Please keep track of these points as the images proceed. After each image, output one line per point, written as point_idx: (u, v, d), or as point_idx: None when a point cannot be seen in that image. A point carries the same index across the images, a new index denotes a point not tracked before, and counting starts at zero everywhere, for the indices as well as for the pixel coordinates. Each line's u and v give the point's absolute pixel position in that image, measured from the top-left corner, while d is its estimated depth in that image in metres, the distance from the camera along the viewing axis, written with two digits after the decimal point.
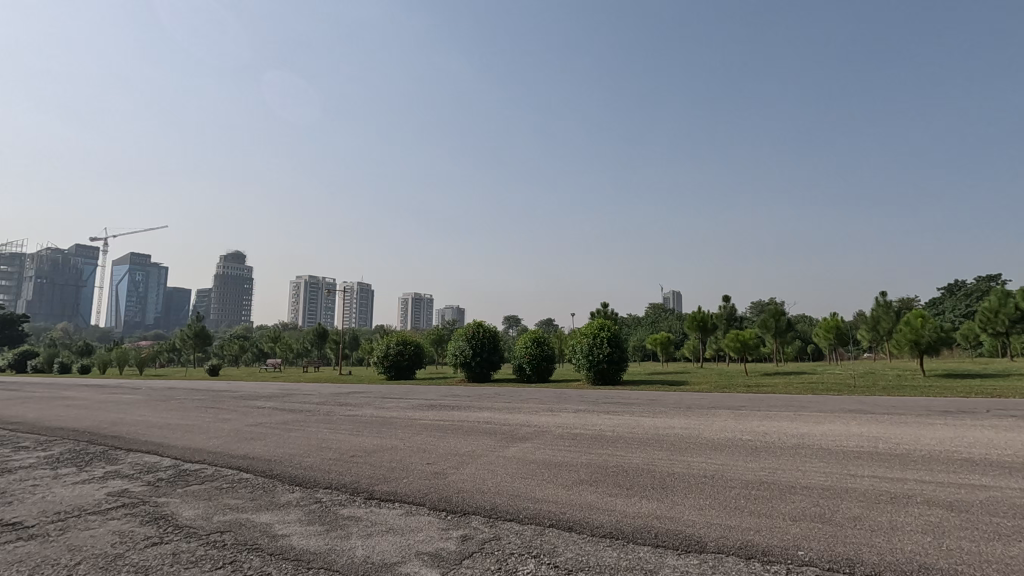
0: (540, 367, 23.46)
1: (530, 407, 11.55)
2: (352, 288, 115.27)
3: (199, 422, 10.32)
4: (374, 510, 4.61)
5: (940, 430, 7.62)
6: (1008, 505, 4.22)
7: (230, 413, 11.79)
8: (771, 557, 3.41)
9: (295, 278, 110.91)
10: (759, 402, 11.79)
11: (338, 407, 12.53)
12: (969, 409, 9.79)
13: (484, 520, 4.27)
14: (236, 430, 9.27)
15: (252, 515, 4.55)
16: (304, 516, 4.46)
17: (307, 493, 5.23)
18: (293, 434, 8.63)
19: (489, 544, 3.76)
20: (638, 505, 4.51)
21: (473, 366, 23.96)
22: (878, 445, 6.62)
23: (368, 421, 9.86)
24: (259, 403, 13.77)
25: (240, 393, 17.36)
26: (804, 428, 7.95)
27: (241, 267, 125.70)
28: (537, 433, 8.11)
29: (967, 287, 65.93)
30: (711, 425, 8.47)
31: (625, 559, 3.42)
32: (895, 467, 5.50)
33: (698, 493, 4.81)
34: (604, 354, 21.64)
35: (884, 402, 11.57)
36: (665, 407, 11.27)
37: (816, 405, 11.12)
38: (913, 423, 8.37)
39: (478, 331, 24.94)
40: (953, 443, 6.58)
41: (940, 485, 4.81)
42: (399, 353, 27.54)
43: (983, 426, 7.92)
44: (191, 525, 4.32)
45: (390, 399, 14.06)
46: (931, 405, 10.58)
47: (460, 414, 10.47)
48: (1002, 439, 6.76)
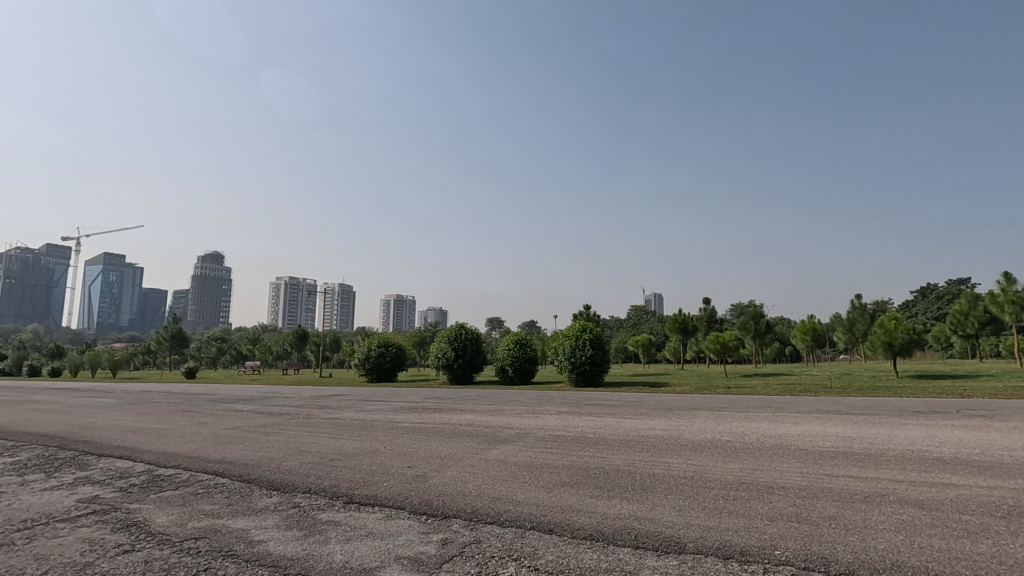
0: (523, 369, 23.50)
1: (512, 409, 11.57)
2: (333, 289, 114.57)
3: (175, 426, 10.11)
4: (353, 515, 4.55)
5: (913, 430, 7.81)
6: (977, 504, 4.32)
7: (207, 416, 11.61)
8: (749, 557, 3.45)
9: (275, 280, 109.65)
10: (739, 403, 11.96)
11: (319, 409, 12.38)
12: (941, 409, 10.07)
13: (465, 523, 4.26)
14: (213, 434, 9.10)
15: (228, 521, 4.47)
16: (282, 521, 4.39)
17: (286, 497, 5.15)
18: (272, 438, 8.51)
19: (469, 547, 3.74)
20: (619, 506, 4.54)
21: (455, 368, 23.90)
22: (853, 445, 6.76)
23: (349, 424, 9.76)
24: (237, 406, 13.54)
25: (217, 396, 17.10)
26: (782, 429, 8.08)
27: (220, 268, 123.82)
28: (519, 435, 8.10)
29: (938, 290, 67.74)
30: (690, 426, 8.57)
31: (606, 561, 3.44)
32: (869, 467, 5.61)
33: (678, 494, 4.85)
34: (587, 355, 21.74)
35: (857, 402, 11.87)
36: (647, 408, 11.37)
37: (795, 406, 11.31)
38: (887, 423, 8.57)
39: (460, 333, 24.86)
40: (926, 443, 6.74)
41: (912, 484, 4.92)
42: (381, 355, 27.30)
43: (953, 426, 8.14)
44: (164, 532, 4.23)
45: (371, 402, 14.00)
46: (904, 406, 10.85)
47: (442, 416, 10.46)
48: (971, 439, 6.96)
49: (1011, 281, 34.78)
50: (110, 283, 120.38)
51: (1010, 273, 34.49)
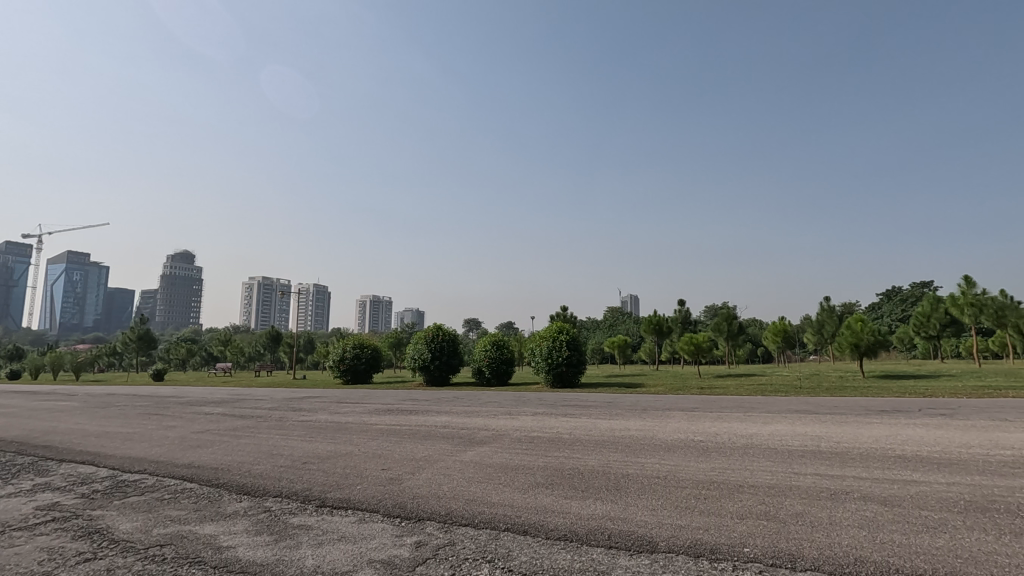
0: (499, 371, 23.48)
1: (488, 411, 11.54)
2: (309, 289, 113.30)
3: (140, 430, 9.82)
4: (326, 518, 4.50)
5: (878, 429, 8.05)
6: (936, 499, 4.49)
7: (176, 419, 11.33)
8: (719, 555, 3.51)
9: (248, 280, 107.59)
10: (712, 404, 12.16)
11: (292, 412, 12.16)
12: (904, 409, 10.39)
13: (439, 525, 4.25)
14: (181, 437, 8.89)
15: (195, 526, 4.36)
16: (251, 527, 4.31)
17: (256, 502, 5.06)
18: (243, 441, 8.33)
19: (443, 549, 3.72)
20: (593, 506, 4.58)
21: (431, 370, 23.69)
22: (821, 443, 6.93)
23: (322, 427, 9.61)
24: (207, 409, 13.22)
25: (186, 399, 16.76)
26: (753, 429, 8.24)
27: (191, 268, 120.62)
28: (495, 436, 8.10)
29: (902, 292, 69.90)
30: (663, 426, 8.68)
31: (580, 561, 3.46)
32: (836, 465, 5.75)
33: (651, 494, 4.90)
34: (563, 357, 21.84)
35: (824, 402, 12.17)
36: (622, 409, 11.50)
37: (766, 406, 11.55)
38: (853, 422, 8.81)
39: (436, 335, 24.72)
40: (889, 441, 6.95)
41: (875, 481, 5.08)
42: (357, 356, 26.98)
43: (916, 424, 8.42)
44: (128, 539, 4.11)
45: (346, 404, 13.85)
46: (870, 405, 11.17)
47: (417, 418, 10.39)
48: (933, 437, 7.20)
49: (970, 283, 36.19)
50: (73, 283, 116.26)
51: (969, 276, 35.90)
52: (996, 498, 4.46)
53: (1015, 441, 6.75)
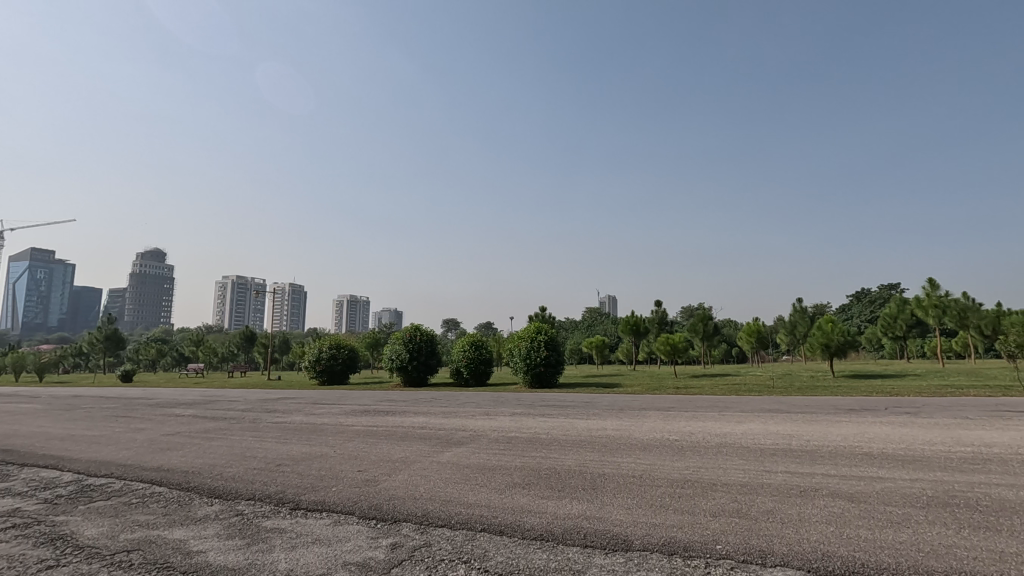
0: (477, 371, 23.44)
1: (466, 411, 11.51)
2: (284, 289, 111.64)
3: (108, 432, 9.55)
4: (300, 521, 4.44)
5: (847, 427, 8.25)
6: (900, 495, 4.63)
7: (145, 421, 11.04)
8: (692, 552, 3.57)
9: (221, 279, 105.47)
10: (687, 403, 12.33)
11: (266, 413, 11.97)
12: (872, 408, 10.67)
13: (415, 527, 4.21)
14: (150, 440, 8.67)
15: (164, 531, 4.26)
16: (223, 531, 4.22)
17: (227, 505, 4.96)
18: (215, 443, 8.15)
19: (419, 551, 3.70)
20: (570, 506, 4.60)
21: (409, 371, 23.50)
22: (792, 442, 7.09)
23: (297, 428, 9.49)
24: (178, 410, 12.92)
25: (156, 400, 16.32)
26: (727, 428, 8.37)
27: (162, 267, 117.51)
28: (472, 437, 8.08)
29: (871, 294, 71.82)
30: (640, 426, 8.76)
31: (555, 561, 3.48)
32: (806, 463, 5.89)
33: (626, 493, 4.95)
34: (542, 357, 21.92)
35: (796, 401, 12.42)
36: (599, 409, 11.59)
37: (739, 405, 11.74)
38: (823, 421, 9.02)
39: (414, 335, 24.58)
40: (858, 439, 7.14)
41: (844, 478, 5.21)
42: (333, 356, 26.66)
43: (883, 423, 8.66)
44: (94, 545, 3.99)
45: (322, 405, 13.67)
46: (840, 404, 11.46)
47: (394, 419, 10.31)
48: (898, 434, 7.42)
49: (935, 286, 37.43)
50: (37, 281, 112.28)
51: (933, 278, 37.14)
52: (957, 493, 4.62)
53: (978, 438, 6.98)
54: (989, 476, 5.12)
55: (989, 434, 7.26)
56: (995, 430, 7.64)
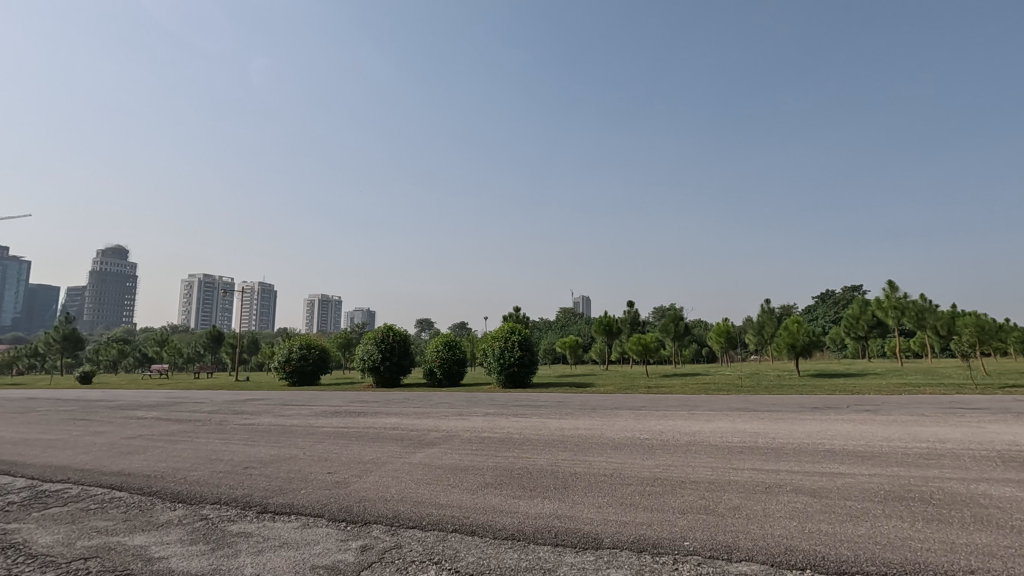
0: (451, 371, 23.34)
1: (438, 411, 11.45)
2: (254, 287, 109.45)
3: (64, 436, 9.20)
4: (267, 525, 4.35)
5: (812, 425, 8.48)
6: (860, 489, 4.79)
7: (104, 424, 10.67)
8: (661, 549, 3.63)
9: (187, 278, 102.71)
10: (658, 402, 12.49)
11: (233, 415, 11.69)
12: (835, 406, 10.98)
13: (385, 528, 4.18)
14: (110, 444, 8.38)
15: (124, 538, 4.13)
16: (186, 536, 4.12)
17: (191, 510, 4.83)
18: (180, 447, 7.93)
19: (389, 553, 3.67)
20: (541, 505, 4.62)
21: (381, 371, 23.27)
22: (758, 439, 7.26)
23: (265, 430, 9.29)
24: (140, 413, 12.50)
25: (116, 402, 15.78)
26: (696, 427, 8.54)
27: (124, 265, 113.51)
28: (445, 437, 8.03)
29: (835, 295, 74.04)
30: (611, 425, 8.84)
31: (525, 560, 3.49)
32: (772, 460, 6.04)
33: (597, 492, 5.00)
34: (515, 357, 21.95)
35: (762, 400, 12.73)
36: (572, 408, 11.65)
37: (708, 404, 11.97)
38: (789, 419, 9.25)
39: (387, 335, 24.33)
40: (820, 437, 7.36)
41: (807, 474, 5.37)
42: (304, 357, 26.22)
43: (845, 420, 8.94)
44: (48, 553, 3.84)
45: (291, 406, 13.44)
46: (804, 403, 11.76)
47: (365, 420, 10.19)
48: (859, 432, 7.67)
49: (894, 287, 38.79)
50: None
51: (893, 280, 38.51)
52: (913, 487, 4.81)
53: (933, 434, 7.27)
54: (942, 471, 5.35)
55: (943, 430, 7.57)
56: (949, 426, 7.97)
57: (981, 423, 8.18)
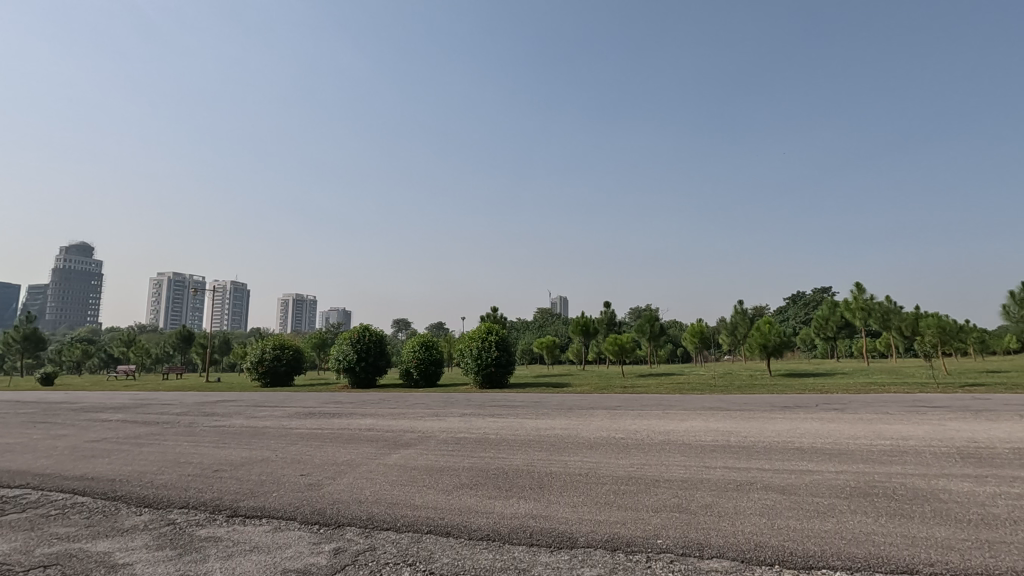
0: (428, 372, 23.19)
1: (415, 412, 11.37)
2: (226, 287, 107.29)
3: (23, 440, 8.86)
4: (237, 529, 4.26)
5: (782, 424, 8.65)
6: (827, 486, 4.91)
7: (66, 427, 10.31)
8: (634, 547, 3.67)
9: (156, 276, 100.04)
10: (633, 402, 12.61)
11: (203, 417, 11.41)
12: (804, 405, 11.23)
13: (359, 531, 4.13)
14: (72, 447, 8.10)
15: (86, 544, 4.00)
16: (152, 541, 4.01)
17: (158, 514, 4.71)
18: (146, 450, 7.71)
19: (363, 555, 3.63)
20: (516, 505, 4.63)
21: (357, 372, 23.01)
22: (730, 438, 7.38)
23: (237, 432, 9.10)
24: (105, 415, 12.11)
25: (79, 405, 15.28)
26: (670, 426, 8.64)
27: (88, 262, 109.80)
28: (421, 438, 7.98)
29: (805, 297, 75.87)
30: (586, 425, 8.88)
31: (500, 560, 3.49)
32: (743, 458, 6.15)
33: (573, 491, 5.02)
34: (492, 357, 21.95)
35: (734, 399, 12.97)
36: (548, 408, 11.69)
37: (682, 404, 12.16)
38: (760, 418, 9.44)
39: (363, 335, 24.07)
40: (790, 435, 7.52)
41: (777, 471, 5.48)
42: (277, 358, 25.76)
43: (814, 419, 9.14)
44: (4, 562, 3.70)
45: (263, 407, 13.18)
46: (775, 402, 12.01)
47: (340, 421, 10.06)
48: (828, 430, 7.85)
49: (861, 289, 39.91)
50: None
51: (860, 282, 39.63)
52: (878, 483, 4.95)
53: (896, 432, 7.49)
54: (905, 467, 5.52)
55: (906, 428, 7.82)
56: (911, 424, 8.24)
57: (942, 420, 8.47)
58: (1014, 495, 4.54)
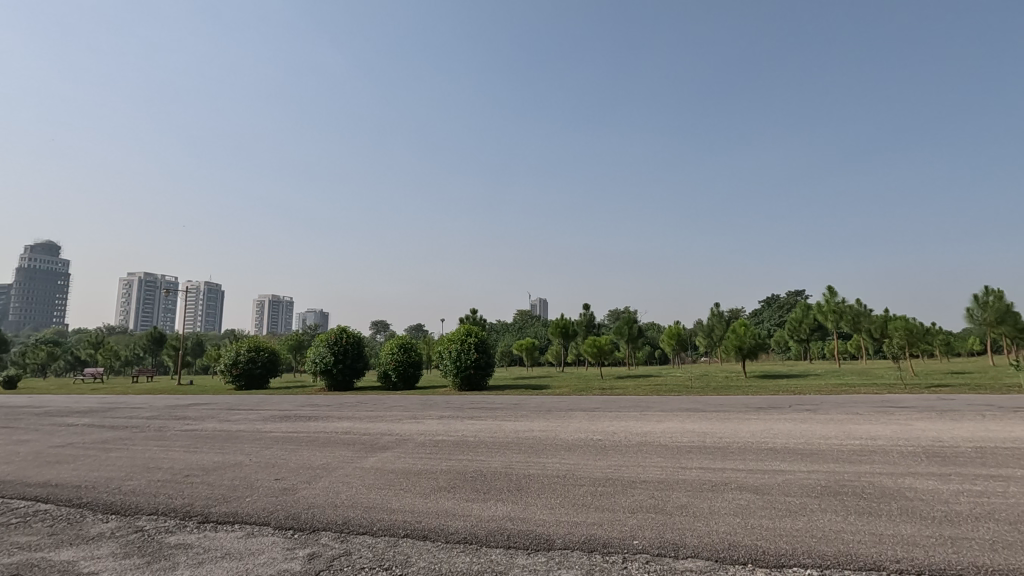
0: (407, 374, 23.01)
1: (393, 415, 11.29)
2: (199, 287, 105.15)
3: None
4: (209, 535, 4.17)
5: (756, 425, 8.81)
6: (798, 486, 5.01)
7: (29, 432, 9.95)
8: (611, 549, 3.69)
9: (127, 276, 97.55)
10: (611, 404, 12.71)
11: (174, 421, 11.12)
12: (778, 406, 11.47)
13: (335, 535, 4.08)
14: (36, 453, 7.82)
15: (50, 553, 3.87)
16: (119, 549, 3.90)
17: (127, 521, 4.59)
18: (114, 455, 7.50)
19: (338, 560, 3.59)
20: (493, 508, 4.62)
21: (334, 375, 22.75)
22: (706, 439, 7.50)
23: (209, 436, 8.90)
24: (70, 420, 11.71)
25: (43, 409, 14.74)
26: (647, 427, 8.74)
27: (55, 261, 106.36)
28: (398, 441, 7.93)
29: (779, 300, 77.59)
30: (565, 427, 8.92)
31: (477, 563, 3.48)
32: (718, 459, 6.25)
33: (550, 493, 5.04)
34: (471, 359, 21.88)
35: (709, 400, 13.19)
36: (527, 410, 11.72)
37: (658, 405, 12.31)
38: (736, 419, 9.59)
39: (341, 337, 23.80)
40: (765, 436, 7.66)
41: (750, 472, 5.58)
42: (252, 360, 25.29)
43: (787, 419, 9.34)
44: None
45: (237, 410, 12.93)
46: (750, 403, 12.23)
47: (317, 424, 9.94)
48: (800, 430, 8.03)
49: (833, 293, 40.97)
50: None
51: (832, 286, 40.64)
52: (847, 483, 5.07)
53: (865, 432, 7.70)
54: (874, 466, 5.67)
55: (875, 428, 8.04)
56: (880, 424, 8.48)
57: (908, 420, 8.73)
58: (976, 492, 4.69)
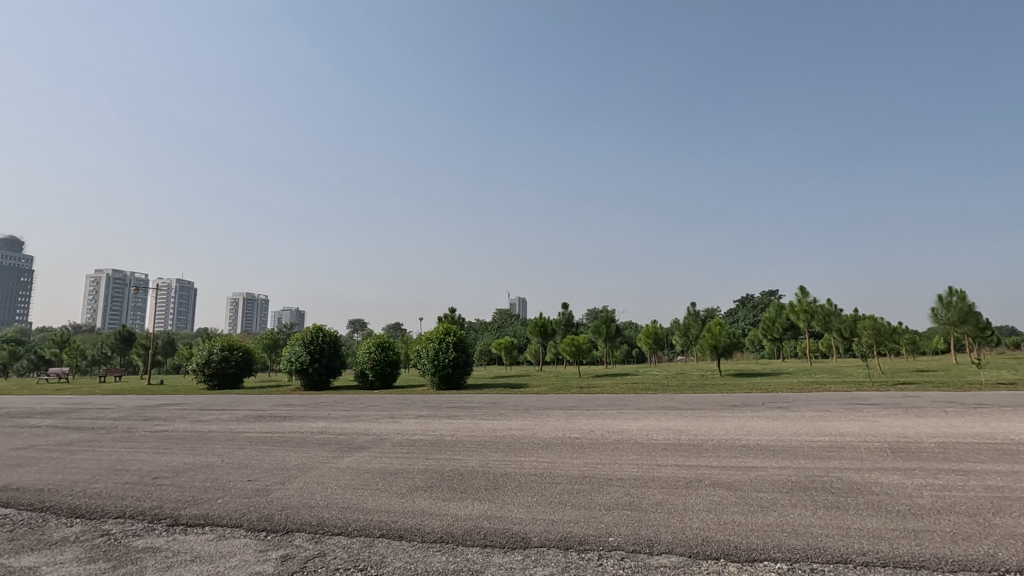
0: (384, 373, 22.81)
1: (370, 414, 11.18)
2: (171, 285, 102.66)
3: None
4: (178, 538, 4.08)
5: (730, 422, 8.96)
6: (770, 482, 5.11)
7: None
8: (587, 546, 3.71)
9: (94, 273, 94.68)
10: (589, 402, 12.77)
11: (143, 422, 10.84)
12: (752, 404, 11.67)
13: (309, 537, 4.03)
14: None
15: (9, 559, 3.74)
16: (84, 554, 3.79)
17: (92, 525, 4.46)
18: (79, 457, 7.28)
19: (312, 561, 3.54)
20: (470, 507, 4.61)
21: (310, 374, 22.42)
22: (681, 437, 7.59)
23: (179, 437, 8.70)
24: (32, 422, 11.32)
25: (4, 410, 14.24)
26: (624, 425, 8.83)
27: (18, 257, 102.66)
28: (374, 441, 7.86)
29: (753, 300, 79.16)
30: (543, 426, 8.94)
31: (453, 563, 3.47)
32: (692, 456, 6.33)
33: (527, 492, 5.05)
34: (450, 358, 21.79)
35: (685, 398, 13.34)
36: (506, 409, 11.72)
37: (636, 403, 12.43)
38: (711, 416, 9.73)
39: (317, 336, 23.50)
40: (739, 433, 7.79)
41: (724, 468, 5.67)
42: (225, 359, 24.78)
43: (760, 417, 9.50)
44: None
45: (210, 411, 12.66)
46: (724, 401, 12.43)
47: (291, 424, 9.79)
48: (773, 427, 8.19)
49: (805, 292, 41.90)
50: None
51: (803, 286, 41.52)
52: (818, 478, 5.19)
53: (835, 429, 7.89)
54: (842, 462, 5.81)
55: (844, 425, 8.24)
56: (849, 420, 8.70)
57: (876, 417, 8.98)
58: (938, 486, 4.85)
